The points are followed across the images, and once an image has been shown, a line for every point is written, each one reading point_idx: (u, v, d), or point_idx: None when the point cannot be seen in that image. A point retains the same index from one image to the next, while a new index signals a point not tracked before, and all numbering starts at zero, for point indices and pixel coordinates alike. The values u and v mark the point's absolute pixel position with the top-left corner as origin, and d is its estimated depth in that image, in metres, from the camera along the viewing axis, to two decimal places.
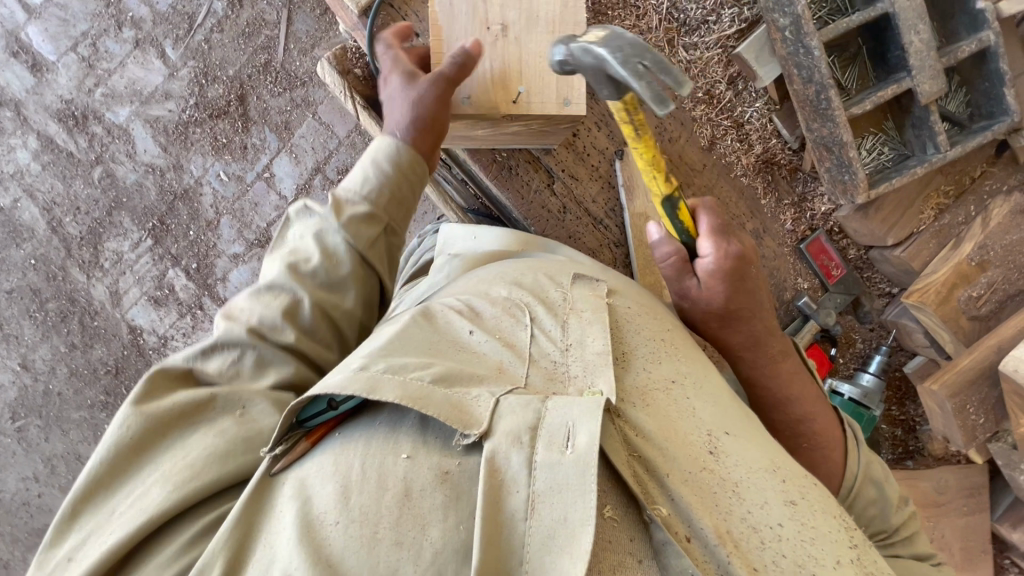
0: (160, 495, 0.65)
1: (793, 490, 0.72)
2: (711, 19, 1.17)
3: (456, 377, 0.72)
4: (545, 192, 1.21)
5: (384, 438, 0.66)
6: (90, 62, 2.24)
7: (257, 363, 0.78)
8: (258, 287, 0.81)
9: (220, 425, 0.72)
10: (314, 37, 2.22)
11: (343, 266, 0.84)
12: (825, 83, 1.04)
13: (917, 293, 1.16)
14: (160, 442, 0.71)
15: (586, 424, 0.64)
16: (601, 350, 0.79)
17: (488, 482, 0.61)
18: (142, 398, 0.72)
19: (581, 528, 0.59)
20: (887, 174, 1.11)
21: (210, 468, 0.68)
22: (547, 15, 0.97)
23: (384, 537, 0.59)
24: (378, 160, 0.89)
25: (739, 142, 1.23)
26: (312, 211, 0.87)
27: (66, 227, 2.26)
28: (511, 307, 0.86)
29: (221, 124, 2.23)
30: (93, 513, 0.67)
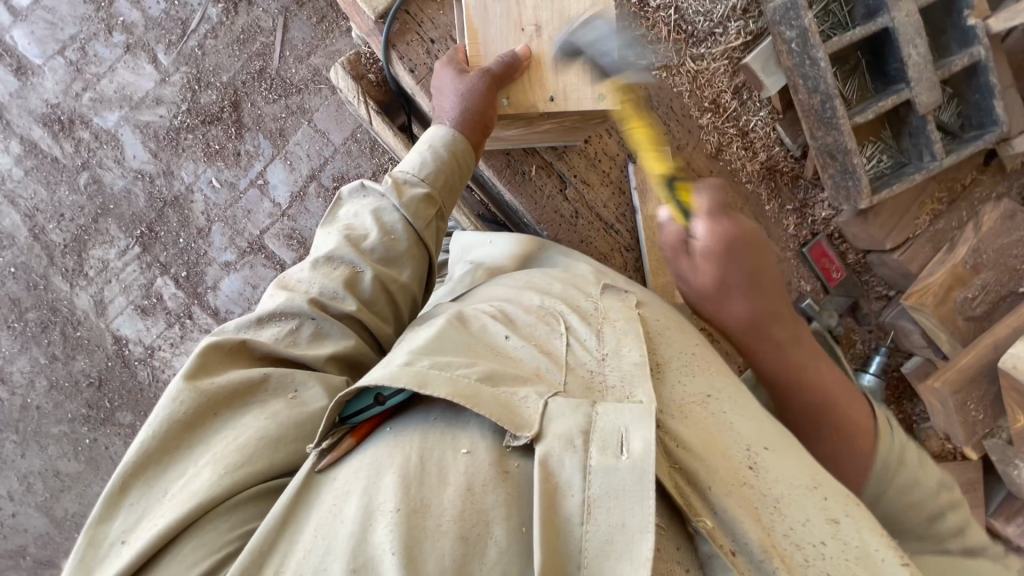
0: (213, 478, 0.67)
1: (836, 504, 0.71)
2: (718, 32, 1.22)
3: (501, 377, 0.71)
4: (557, 198, 1.23)
5: (442, 431, 0.66)
6: (78, 66, 2.19)
7: (315, 335, 0.84)
8: (317, 259, 0.90)
9: (271, 408, 0.75)
10: (311, 44, 2.21)
11: (401, 242, 0.94)
12: (831, 93, 1.09)
13: (917, 294, 1.22)
14: (212, 421, 0.73)
15: (641, 430, 0.63)
16: (638, 360, 0.78)
17: (543, 484, 0.61)
18: (195, 375, 0.74)
19: (640, 536, 0.58)
20: (887, 181, 1.16)
21: (263, 454, 0.70)
22: (577, 14, 1.02)
23: (448, 530, 0.59)
24: (435, 147, 1.00)
25: (744, 150, 1.27)
26: (371, 191, 0.98)
27: (49, 234, 2.20)
28: (545, 315, 0.87)
29: (214, 130, 2.20)
30: (140, 493, 0.68)
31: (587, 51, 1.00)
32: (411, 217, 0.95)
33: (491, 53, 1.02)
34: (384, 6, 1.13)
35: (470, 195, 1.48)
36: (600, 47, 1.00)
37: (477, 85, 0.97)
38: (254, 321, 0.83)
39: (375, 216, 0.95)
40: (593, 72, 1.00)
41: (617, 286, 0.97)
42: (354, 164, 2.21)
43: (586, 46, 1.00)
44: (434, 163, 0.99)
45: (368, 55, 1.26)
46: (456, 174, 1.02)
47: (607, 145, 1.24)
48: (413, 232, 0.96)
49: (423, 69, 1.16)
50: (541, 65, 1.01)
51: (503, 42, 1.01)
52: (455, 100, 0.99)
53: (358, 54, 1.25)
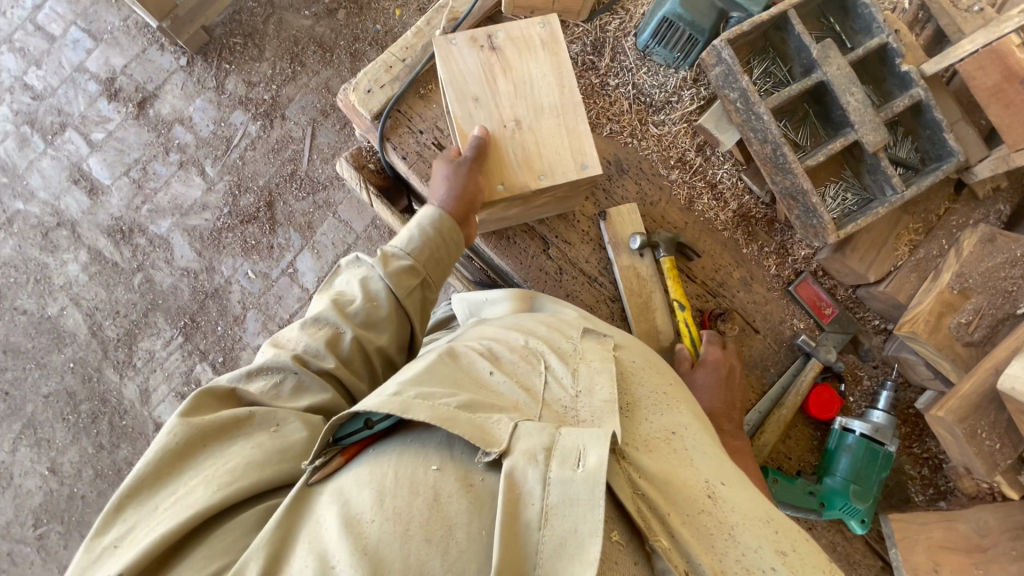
0: (204, 495, 0.77)
1: (786, 538, 0.76)
2: (674, 100, 1.34)
3: (480, 405, 0.79)
4: (541, 257, 1.33)
5: (414, 454, 0.74)
6: (140, 183, 2.56)
7: (296, 388, 0.93)
8: (305, 321, 1.00)
9: (256, 439, 0.85)
10: (335, 148, 2.53)
11: (382, 308, 1.03)
12: (779, 142, 1.16)
13: (908, 323, 1.19)
14: (203, 452, 0.83)
15: (596, 447, 0.69)
16: (607, 397, 0.86)
17: (507, 494, 0.67)
18: (188, 415, 0.85)
19: (590, 539, 0.64)
20: (853, 216, 1.20)
21: (248, 472, 0.80)
22: (551, 105, 1.16)
23: (415, 534, 0.67)
24: (423, 225, 1.12)
25: (715, 200, 1.36)
26: (363, 262, 1.08)
27: (104, 330, 2.44)
28: (528, 353, 0.94)
29: (251, 228, 2.47)
30: (136, 510, 0.79)
31: (565, 133, 1.15)
32: (393, 286, 1.05)
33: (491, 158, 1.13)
34: (379, 108, 1.32)
35: (469, 264, 1.59)
36: (574, 126, 1.16)
37: (463, 171, 1.10)
38: (244, 375, 0.93)
39: (362, 283, 1.04)
40: (571, 148, 1.14)
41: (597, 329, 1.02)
42: (374, 248, 2.43)
43: (562, 130, 1.15)
44: (419, 239, 1.11)
45: (368, 148, 1.43)
46: (442, 247, 1.13)
47: (584, 206, 1.35)
48: (395, 300, 1.05)
49: (414, 155, 1.33)
50: (530, 150, 1.14)
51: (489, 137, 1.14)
52: (443, 185, 1.13)
53: (360, 149, 1.43)
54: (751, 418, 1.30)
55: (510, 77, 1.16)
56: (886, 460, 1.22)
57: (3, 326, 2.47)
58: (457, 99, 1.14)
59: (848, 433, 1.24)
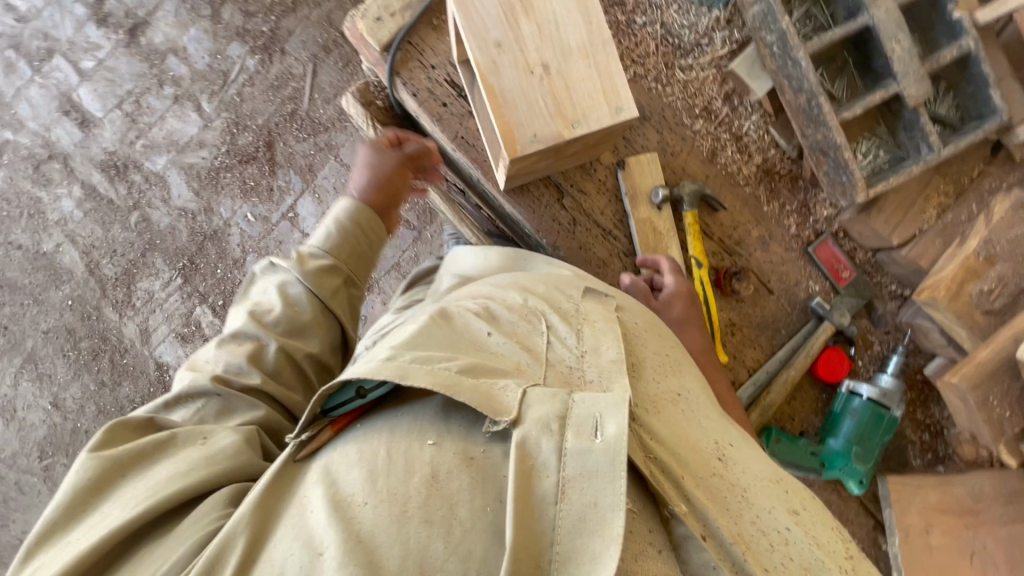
0: (127, 513, 0.74)
1: (797, 499, 0.77)
2: (704, 43, 1.26)
3: (480, 368, 0.76)
4: (555, 207, 1.28)
5: (407, 429, 0.73)
6: (133, 117, 2.45)
7: (220, 411, 0.92)
8: (223, 339, 0.99)
9: (184, 453, 0.82)
10: (337, 86, 2.41)
11: (304, 314, 1.03)
12: (815, 91, 1.09)
13: (928, 289, 1.16)
14: (126, 473, 0.80)
15: (613, 415, 0.68)
16: (616, 356, 0.83)
17: (519, 463, 0.67)
18: (100, 447, 0.82)
19: (611, 515, 0.63)
20: (885, 175, 1.15)
21: (175, 483, 0.77)
22: (577, 44, 1.01)
23: (414, 515, 0.65)
24: (339, 219, 1.13)
25: (739, 153, 1.30)
26: (278, 268, 1.08)
27: (102, 269, 2.40)
28: (527, 314, 0.90)
29: (250, 169, 2.39)
30: (54, 541, 0.75)
31: (596, 73, 1.01)
32: (315, 289, 1.04)
33: (514, 107, 0.99)
34: (389, 39, 1.24)
35: (478, 213, 1.56)
36: (605, 66, 1.01)
37: (387, 160, 1.20)
38: (163, 405, 0.92)
39: (279, 288, 1.04)
40: (605, 90, 1.00)
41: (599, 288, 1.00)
42: None
43: (593, 71, 1.01)
44: (337, 236, 1.11)
45: (375, 83, 1.34)
46: (359, 239, 1.13)
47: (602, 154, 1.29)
48: (318, 303, 1.05)
49: (425, 92, 1.26)
50: (558, 99, 0.99)
51: (515, 83, 0.99)
52: (363, 173, 1.20)
53: (367, 83, 1.35)
54: (759, 378, 1.28)
55: (533, 18, 1.00)
56: (890, 424, 1.22)
57: None
58: (477, 46, 0.99)
59: (855, 397, 1.24)
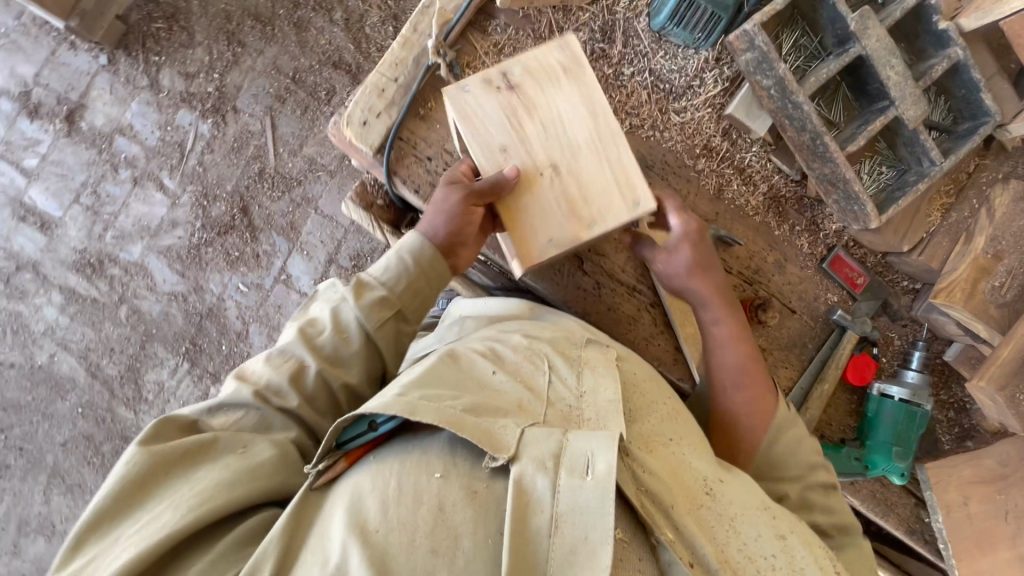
0: (171, 519, 0.76)
1: (784, 525, 0.85)
2: (695, 84, 1.25)
3: (485, 409, 0.83)
4: (578, 275, 1.28)
5: (419, 460, 0.78)
6: (95, 209, 2.33)
7: (260, 422, 0.93)
8: (272, 353, 0.98)
9: (222, 461, 0.85)
10: (301, 136, 2.30)
11: (352, 342, 1.00)
12: (819, 131, 1.10)
13: (943, 292, 1.22)
14: (168, 481, 0.82)
15: (603, 453, 0.76)
16: (613, 397, 0.91)
17: (516, 499, 0.73)
18: (149, 442, 0.85)
19: (600, 548, 0.71)
20: (891, 194, 1.18)
21: (218, 493, 0.80)
22: (586, 141, 1.02)
23: (421, 545, 0.71)
24: (403, 256, 1.04)
25: (744, 185, 1.31)
26: (338, 288, 1.05)
27: (104, 370, 2.34)
28: (530, 354, 0.98)
29: (231, 239, 2.30)
30: (101, 538, 0.78)
31: (609, 168, 1.01)
32: (364, 319, 1.00)
33: (529, 212, 1.01)
34: (379, 140, 1.19)
35: (487, 270, 1.54)
36: (618, 163, 1.01)
37: (456, 206, 1.03)
38: (209, 408, 0.93)
39: (333, 312, 1.01)
40: (617, 182, 1.01)
41: (600, 337, 1.07)
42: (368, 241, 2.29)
43: (604, 167, 1.01)
44: (396, 268, 1.04)
45: (371, 181, 1.31)
46: (422, 288, 1.06)
47: None
48: (365, 335, 1.01)
49: (427, 186, 1.22)
50: (575, 201, 1.01)
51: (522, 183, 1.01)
52: (439, 218, 1.05)
53: (362, 183, 1.31)
54: (796, 396, 1.35)
55: (537, 119, 1.02)
56: (923, 418, 1.30)
57: None
58: (482, 151, 1.01)
59: (888, 399, 1.31)
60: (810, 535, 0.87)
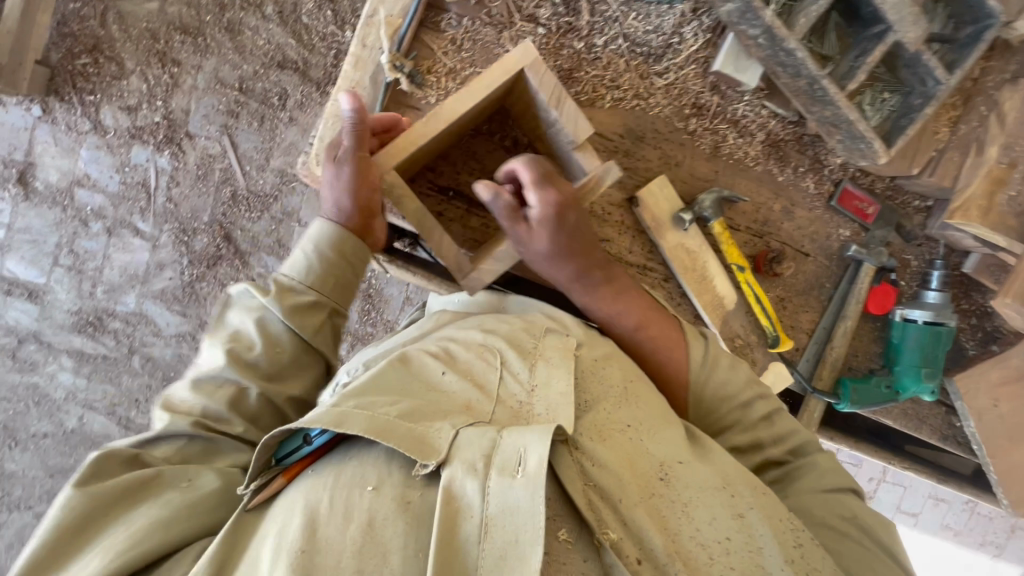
0: (99, 564, 0.76)
1: (744, 504, 0.80)
2: (675, 41, 1.16)
3: (422, 413, 0.78)
4: None
5: (355, 471, 0.74)
6: (78, 268, 2.25)
7: (204, 452, 0.91)
8: (200, 376, 0.95)
9: (164, 498, 0.83)
10: (264, 149, 2.08)
11: (286, 355, 0.98)
12: (816, 76, 1.03)
13: (959, 212, 1.17)
14: (104, 522, 0.81)
15: (536, 448, 0.71)
16: (564, 390, 0.84)
17: (444, 506, 0.69)
18: (87, 480, 0.83)
19: (529, 551, 0.65)
20: (898, 122, 1.12)
21: (148, 538, 0.78)
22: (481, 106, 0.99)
23: (346, 566, 0.66)
24: (319, 248, 1.02)
25: (741, 137, 1.24)
26: (254, 293, 1.00)
27: (135, 421, 2.35)
28: (485, 351, 0.91)
29: (222, 269, 2.18)
30: (59, 568, 0.78)
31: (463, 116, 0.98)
32: (297, 328, 0.98)
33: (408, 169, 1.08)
34: None
35: None
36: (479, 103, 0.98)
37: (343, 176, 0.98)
38: (144, 442, 0.90)
39: (260, 325, 0.97)
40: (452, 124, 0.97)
41: (561, 324, 1.00)
42: None
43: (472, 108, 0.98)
44: (315, 267, 1.01)
45: None
46: (346, 272, 1.04)
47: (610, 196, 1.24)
48: (299, 340, 0.99)
49: None
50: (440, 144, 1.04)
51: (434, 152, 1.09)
52: (330, 191, 1.01)
53: None
54: (818, 337, 1.36)
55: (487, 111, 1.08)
56: (948, 335, 1.30)
57: (34, 455, 2.39)
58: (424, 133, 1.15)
59: (911, 323, 1.31)
60: (781, 515, 0.81)
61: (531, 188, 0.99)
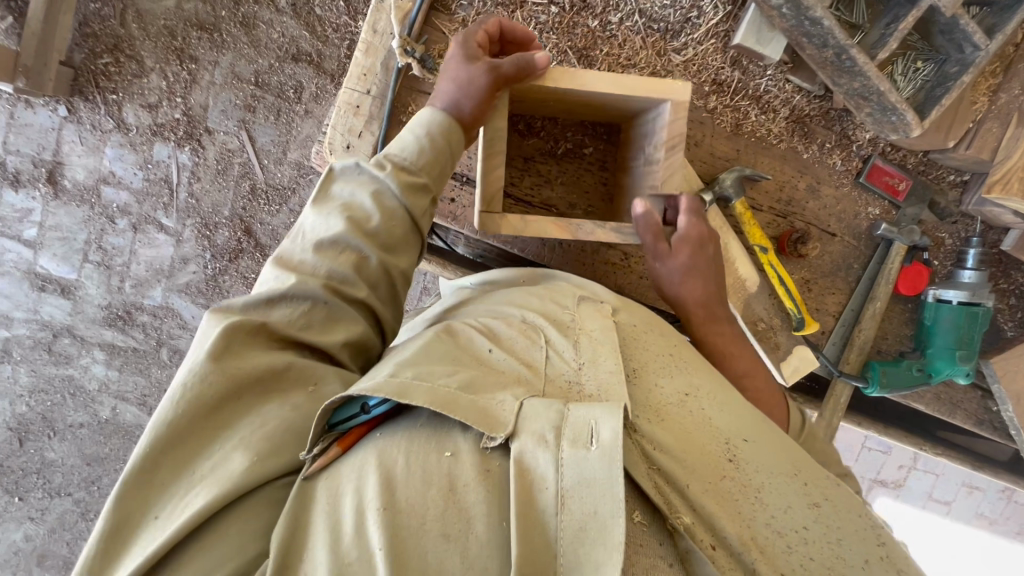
0: (242, 462, 0.69)
1: (816, 491, 0.77)
2: (693, 15, 1.12)
3: (483, 384, 0.75)
4: (602, 249, 1.24)
5: (426, 438, 0.70)
6: (106, 264, 2.30)
7: (327, 319, 0.82)
8: (321, 239, 0.83)
9: (292, 399, 0.76)
10: (281, 143, 2.10)
11: (399, 224, 0.88)
12: (844, 45, 0.98)
13: (998, 185, 1.14)
14: (236, 411, 0.73)
15: (608, 421, 0.66)
16: (613, 367, 0.82)
17: (518, 479, 0.64)
18: (219, 354, 0.73)
19: (611, 521, 0.61)
20: (931, 92, 1.07)
21: (285, 442, 0.73)
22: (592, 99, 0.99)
23: (430, 529, 0.63)
24: (430, 132, 0.91)
25: (764, 113, 1.20)
26: (364, 169, 0.89)
27: None
28: (526, 327, 0.88)
29: (244, 262, 2.23)
30: (151, 493, 0.68)
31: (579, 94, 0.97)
32: (412, 205, 0.89)
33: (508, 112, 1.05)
34: None
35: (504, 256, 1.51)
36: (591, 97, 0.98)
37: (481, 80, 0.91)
38: (263, 302, 0.79)
39: (374, 197, 0.87)
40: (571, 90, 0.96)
41: (592, 295, 0.99)
42: None
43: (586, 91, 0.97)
44: (423, 151, 0.91)
45: None
46: (447, 159, 0.93)
47: None
48: (407, 217, 0.89)
49: None
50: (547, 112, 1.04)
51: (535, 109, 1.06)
52: (452, 89, 0.93)
53: None
54: (845, 320, 1.32)
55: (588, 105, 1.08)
56: (986, 316, 1.24)
57: (71, 445, 2.48)
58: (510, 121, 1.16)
59: (945, 304, 1.26)
60: (853, 499, 0.79)
61: (685, 212, 1.04)
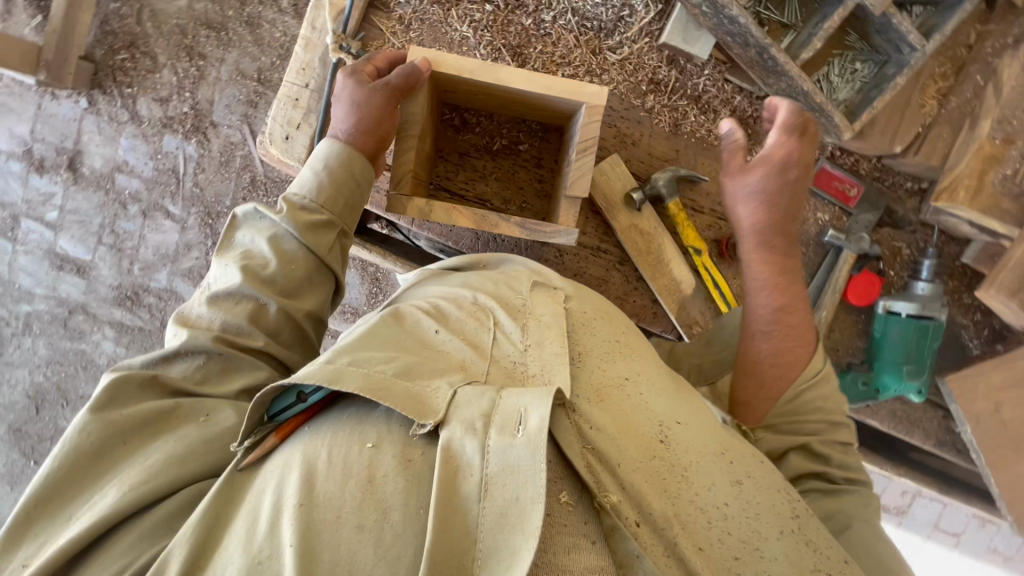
0: (116, 496, 0.69)
1: (740, 468, 0.75)
2: (625, 14, 1.14)
3: (419, 371, 0.71)
4: (536, 246, 1.25)
5: (351, 429, 0.66)
6: (118, 246, 2.24)
7: (223, 370, 0.83)
8: (218, 293, 0.85)
9: (181, 431, 0.76)
10: None
11: (302, 265, 0.89)
12: (764, 44, 0.96)
13: (946, 194, 1.08)
14: (120, 452, 0.74)
15: (538, 407, 0.64)
16: (559, 350, 0.79)
17: (444, 466, 0.61)
18: (103, 406, 0.75)
19: (531, 508, 0.58)
20: (868, 94, 1.04)
21: (166, 468, 0.71)
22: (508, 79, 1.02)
23: (346, 521, 0.59)
24: (327, 164, 0.93)
25: (704, 114, 1.18)
26: (265, 216, 0.91)
27: None
28: (476, 309, 0.85)
29: None
30: (46, 524, 0.70)
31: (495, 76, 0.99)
32: (310, 243, 0.89)
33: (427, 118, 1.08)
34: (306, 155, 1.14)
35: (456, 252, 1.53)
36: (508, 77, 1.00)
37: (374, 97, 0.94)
38: (159, 360, 0.82)
39: (272, 242, 0.88)
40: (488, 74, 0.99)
41: (548, 278, 0.93)
42: None
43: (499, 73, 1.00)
44: (325, 182, 0.92)
45: None
46: (355, 192, 0.95)
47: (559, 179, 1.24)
48: (311, 256, 0.90)
49: None
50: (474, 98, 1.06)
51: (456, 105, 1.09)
52: (347, 113, 0.96)
53: None
54: None
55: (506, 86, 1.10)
56: (937, 330, 1.19)
57: None
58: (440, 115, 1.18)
59: (895, 316, 1.21)
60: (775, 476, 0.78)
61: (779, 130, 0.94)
